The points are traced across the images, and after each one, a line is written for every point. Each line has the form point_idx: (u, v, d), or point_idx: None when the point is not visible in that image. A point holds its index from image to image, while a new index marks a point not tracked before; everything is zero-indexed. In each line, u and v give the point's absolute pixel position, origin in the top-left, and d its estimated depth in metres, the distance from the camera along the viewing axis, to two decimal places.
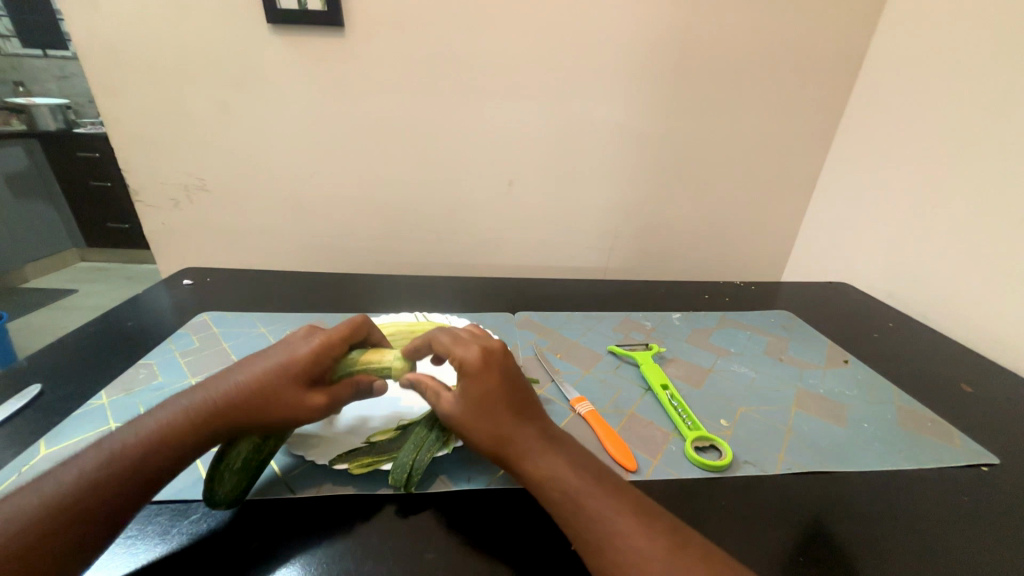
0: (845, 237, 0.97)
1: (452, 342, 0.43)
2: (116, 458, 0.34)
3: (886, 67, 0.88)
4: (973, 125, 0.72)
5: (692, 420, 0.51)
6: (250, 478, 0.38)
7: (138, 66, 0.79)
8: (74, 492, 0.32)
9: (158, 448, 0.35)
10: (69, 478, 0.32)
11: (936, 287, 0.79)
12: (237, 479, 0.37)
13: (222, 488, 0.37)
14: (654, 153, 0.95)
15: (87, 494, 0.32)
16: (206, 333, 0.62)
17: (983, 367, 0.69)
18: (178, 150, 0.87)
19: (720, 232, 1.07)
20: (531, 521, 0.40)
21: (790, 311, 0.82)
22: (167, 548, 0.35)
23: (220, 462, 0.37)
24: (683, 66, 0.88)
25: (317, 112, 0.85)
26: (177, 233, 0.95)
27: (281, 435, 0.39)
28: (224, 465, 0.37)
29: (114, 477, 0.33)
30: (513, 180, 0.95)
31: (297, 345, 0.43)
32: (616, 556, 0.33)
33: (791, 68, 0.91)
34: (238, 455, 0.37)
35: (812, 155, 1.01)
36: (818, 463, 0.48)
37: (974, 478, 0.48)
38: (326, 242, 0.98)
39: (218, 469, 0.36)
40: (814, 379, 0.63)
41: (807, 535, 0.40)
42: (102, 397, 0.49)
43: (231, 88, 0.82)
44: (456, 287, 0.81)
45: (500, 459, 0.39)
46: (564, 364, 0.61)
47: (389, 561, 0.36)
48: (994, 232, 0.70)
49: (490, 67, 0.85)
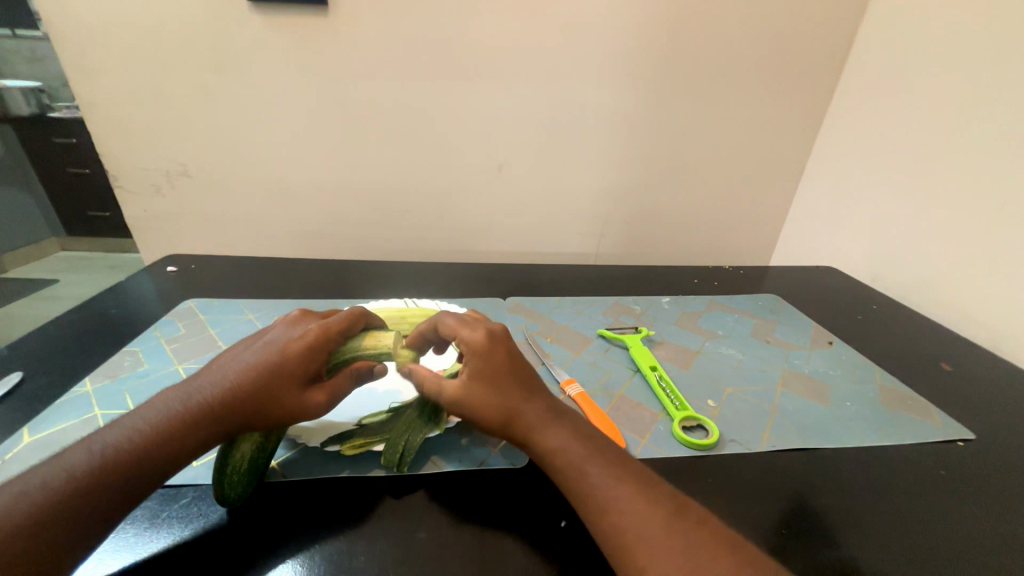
0: (832, 222, 0.98)
1: (457, 325, 0.43)
2: (105, 461, 0.32)
3: (873, 50, 0.88)
4: (959, 110, 0.73)
5: (680, 399, 0.52)
6: (257, 473, 0.37)
7: (114, 46, 0.76)
8: (67, 494, 0.31)
9: (151, 451, 0.34)
10: (58, 482, 0.31)
11: (918, 270, 0.81)
12: (245, 480, 0.36)
13: (232, 489, 0.36)
14: (645, 136, 0.95)
15: (79, 497, 0.31)
16: (191, 319, 0.61)
17: (962, 347, 0.71)
18: (160, 134, 0.84)
19: (711, 216, 1.07)
20: (528, 493, 0.41)
21: (777, 295, 0.83)
22: (157, 532, 0.35)
23: (226, 464, 0.36)
24: (674, 48, 0.87)
25: (304, 96, 0.83)
26: (160, 220, 0.92)
27: (284, 429, 0.39)
28: (232, 468, 0.36)
29: (107, 484, 0.32)
30: (503, 165, 0.94)
31: (289, 338, 0.41)
32: (617, 519, 0.34)
33: (782, 50, 0.91)
34: (242, 457, 0.36)
35: (802, 138, 1.01)
36: (801, 440, 0.49)
37: (951, 453, 0.50)
38: (313, 228, 0.96)
39: (225, 472, 0.36)
40: (798, 360, 0.64)
41: (790, 510, 0.41)
42: (87, 384, 0.48)
43: (210, 70, 0.79)
44: (445, 273, 0.81)
45: (509, 433, 0.40)
46: (555, 348, 0.61)
47: (381, 541, 0.36)
48: (979, 215, 0.71)
49: (478, 48, 0.83)
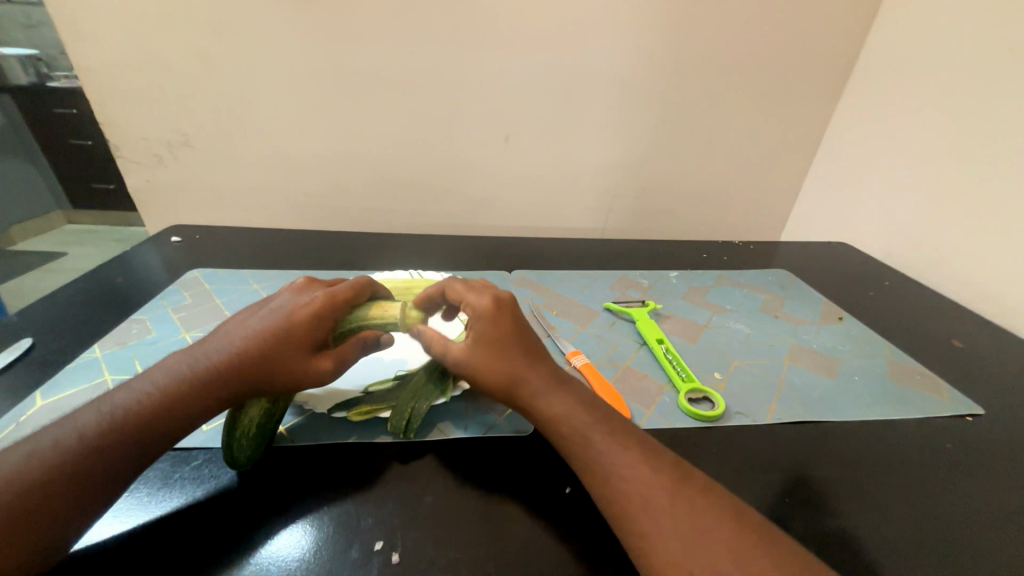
0: (846, 197, 0.95)
1: (464, 289, 0.44)
2: (116, 423, 0.33)
3: (901, 13, 0.83)
4: (988, 77, 0.70)
5: (686, 372, 0.52)
6: (266, 438, 0.38)
7: (107, 8, 0.74)
8: (78, 454, 0.31)
9: (161, 414, 0.34)
10: (70, 443, 0.31)
11: (934, 246, 0.79)
12: (253, 443, 0.37)
13: (241, 451, 0.37)
14: (656, 106, 0.92)
15: (91, 457, 0.31)
16: (197, 289, 0.61)
17: (975, 324, 0.69)
18: (159, 102, 0.82)
19: (721, 191, 1.04)
20: (533, 460, 0.41)
21: (788, 270, 0.82)
22: (170, 492, 0.36)
23: (234, 430, 0.36)
24: (689, 12, 0.83)
25: (304, 63, 0.81)
26: (162, 191, 0.91)
27: (290, 396, 0.39)
28: (240, 431, 0.36)
29: (118, 446, 0.32)
30: (509, 137, 0.92)
31: (294, 305, 0.40)
32: (622, 484, 0.34)
33: (804, 14, 0.86)
34: (249, 421, 0.37)
35: (819, 108, 0.97)
36: (807, 413, 0.49)
37: (959, 428, 0.49)
38: (317, 200, 0.95)
39: (233, 436, 0.36)
40: (807, 335, 0.63)
41: (794, 481, 0.41)
42: (96, 350, 0.49)
43: (208, 34, 0.77)
44: (451, 246, 0.80)
45: (515, 400, 0.40)
46: (561, 321, 0.61)
47: (388, 504, 0.37)
48: (1002, 190, 0.68)
49: (484, 11, 0.79)
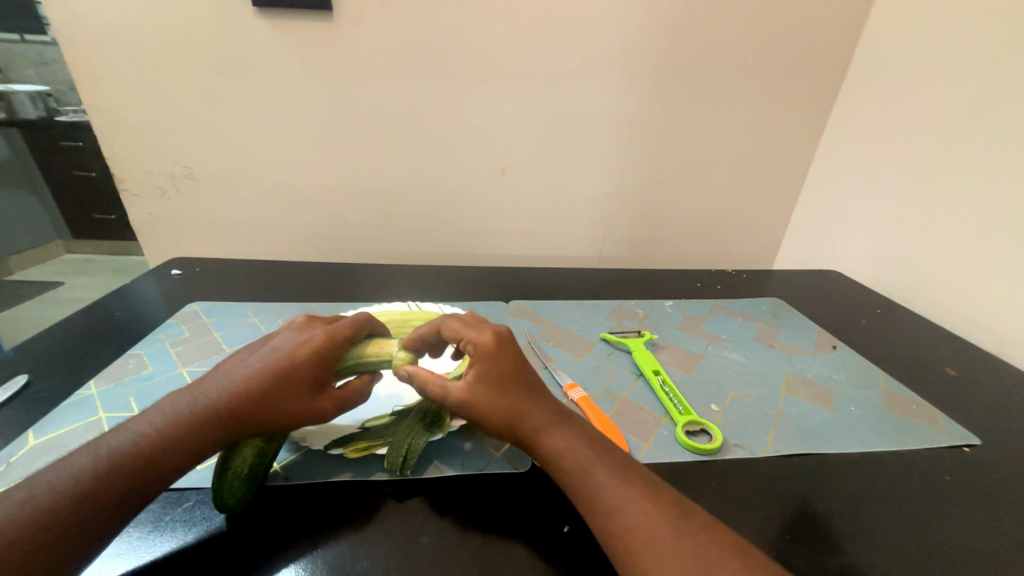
0: (837, 225, 0.98)
1: (463, 327, 0.44)
2: (111, 466, 0.33)
3: (877, 55, 0.88)
4: (964, 114, 0.73)
5: (683, 404, 0.52)
6: (257, 478, 0.37)
7: (121, 51, 0.77)
8: (72, 499, 0.31)
9: (156, 457, 0.34)
10: (65, 487, 0.31)
11: (924, 275, 0.80)
12: (245, 484, 0.37)
13: (230, 493, 0.36)
14: (648, 140, 0.95)
15: (84, 503, 0.31)
16: (195, 323, 0.61)
17: (968, 352, 0.70)
18: (165, 138, 0.85)
19: (714, 219, 1.07)
20: (531, 495, 0.41)
21: (781, 299, 0.83)
22: (161, 535, 0.35)
23: (225, 470, 0.36)
24: (679, 52, 0.88)
25: (310, 100, 0.84)
26: (163, 223, 0.93)
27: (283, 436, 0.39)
28: (231, 472, 0.36)
29: (113, 489, 0.32)
30: (507, 169, 0.94)
31: (296, 343, 0.41)
32: (621, 519, 0.34)
33: (785, 55, 0.91)
34: (242, 461, 0.36)
35: (804, 142, 1.01)
36: (805, 445, 0.49)
37: (957, 458, 0.49)
38: (317, 231, 0.96)
39: (224, 476, 0.36)
40: (802, 364, 0.64)
41: (795, 515, 0.41)
42: (92, 387, 0.49)
43: (218, 74, 0.80)
44: (450, 276, 0.81)
45: (515, 435, 0.40)
46: (558, 352, 0.61)
47: (384, 546, 0.36)
48: (986, 219, 0.71)
49: (482, 52, 0.83)
